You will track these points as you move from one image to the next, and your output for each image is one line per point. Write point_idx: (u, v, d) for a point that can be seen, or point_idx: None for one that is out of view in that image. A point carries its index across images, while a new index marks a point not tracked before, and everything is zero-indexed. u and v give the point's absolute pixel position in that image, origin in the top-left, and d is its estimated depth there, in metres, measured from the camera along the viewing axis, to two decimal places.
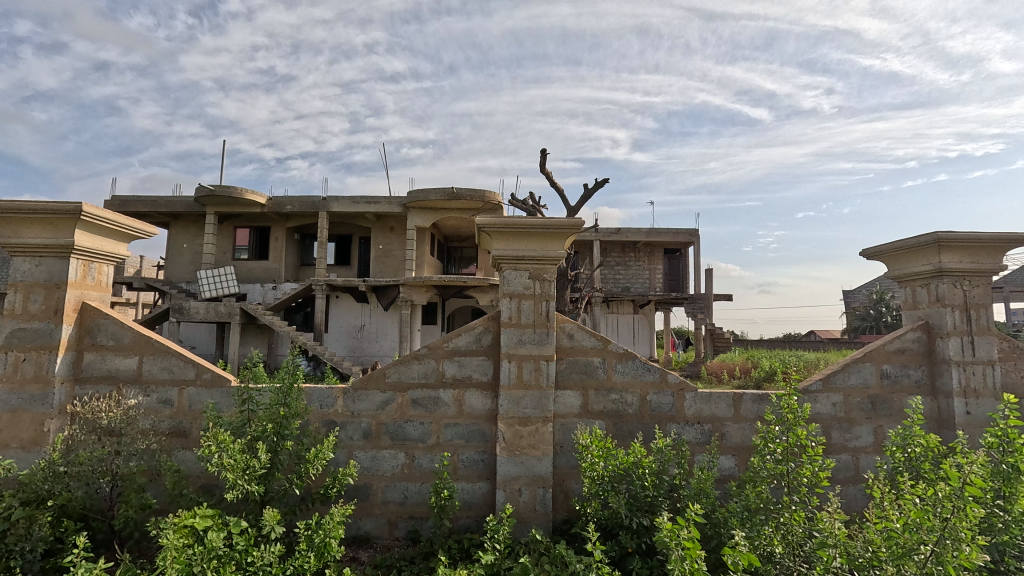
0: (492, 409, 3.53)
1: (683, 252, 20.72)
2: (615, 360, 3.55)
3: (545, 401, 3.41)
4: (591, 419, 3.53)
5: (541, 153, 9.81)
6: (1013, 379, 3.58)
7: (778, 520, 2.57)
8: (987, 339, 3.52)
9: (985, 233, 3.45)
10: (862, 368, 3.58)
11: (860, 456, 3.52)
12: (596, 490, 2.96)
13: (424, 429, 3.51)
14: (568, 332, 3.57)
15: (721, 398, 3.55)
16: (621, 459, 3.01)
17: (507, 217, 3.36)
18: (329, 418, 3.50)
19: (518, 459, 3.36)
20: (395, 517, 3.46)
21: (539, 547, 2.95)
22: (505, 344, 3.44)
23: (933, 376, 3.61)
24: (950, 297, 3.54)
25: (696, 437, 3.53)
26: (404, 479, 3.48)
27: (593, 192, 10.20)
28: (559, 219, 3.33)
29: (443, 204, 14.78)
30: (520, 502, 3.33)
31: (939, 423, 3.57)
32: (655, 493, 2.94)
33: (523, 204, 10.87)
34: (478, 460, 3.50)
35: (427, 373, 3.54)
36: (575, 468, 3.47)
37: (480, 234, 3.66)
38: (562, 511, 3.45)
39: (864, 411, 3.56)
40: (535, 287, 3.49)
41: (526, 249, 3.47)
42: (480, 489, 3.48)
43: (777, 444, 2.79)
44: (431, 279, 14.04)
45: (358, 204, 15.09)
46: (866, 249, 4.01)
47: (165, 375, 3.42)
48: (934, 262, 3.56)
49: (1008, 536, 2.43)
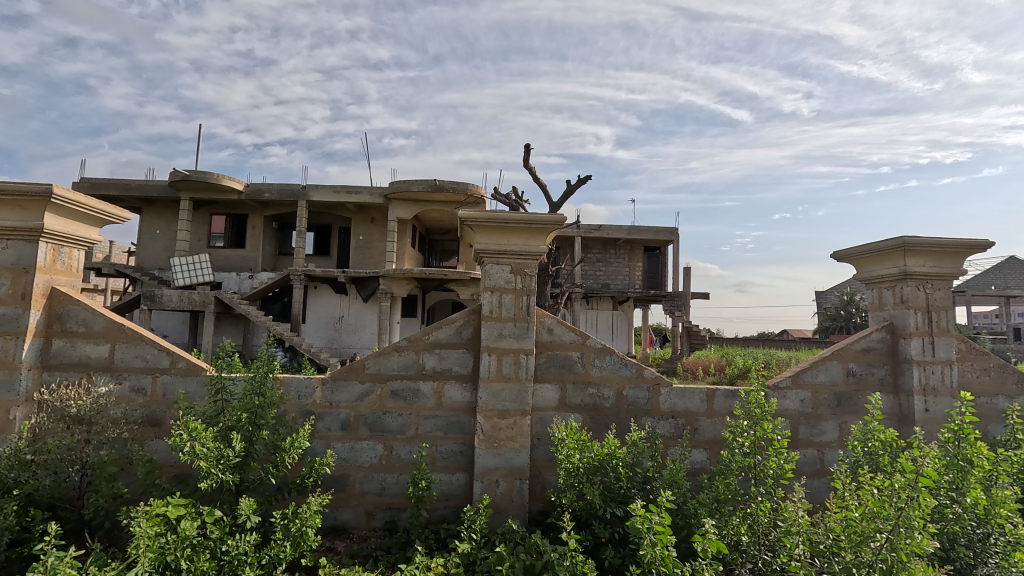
0: (472, 401, 3.57)
1: (663, 250, 20.98)
2: (593, 355, 3.62)
3: (524, 394, 3.45)
4: (568, 412, 3.59)
5: (525, 147, 9.70)
6: (969, 379, 3.76)
7: (745, 511, 2.64)
8: (946, 341, 3.68)
9: (951, 240, 3.61)
10: (829, 366, 3.72)
11: (825, 451, 3.66)
12: (572, 481, 3.01)
13: (403, 420, 3.53)
14: (548, 327, 3.62)
15: (695, 393, 3.65)
16: (595, 451, 3.09)
17: (491, 212, 3.39)
18: (306, 409, 3.49)
19: (496, 451, 3.40)
20: (372, 507, 3.47)
21: (515, 537, 2.98)
22: (486, 338, 3.47)
23: (896, 375, 3.77)
24: (913, 299, 3.70)
25: (670, 431, 3.63)
26: (382, 470, 3.50)
27: (576, 188, 10.20)
28: (542, 215, 3.39)
29: (425, 196, 14.64)
30: (497, 493, 3.37)
31: (900, 419, 3.73)
32: (629, 485, 3.01)
33: (505, 199, 10.86)
34: (457, 452, 3.54)
35: (407, 365, 3.56)
36: (552, 461, 3.54)
37: (462, 228, 3.67)
38: (538, 503, 3.51)
39: (830, 407, 3.70)
40: (517, 282, 3.52)
41: (508, 243, 3.50)
42: (458, 481, 3.52)
43: (745, 438, 2.87)
44: (412, 272, 13.99)
45: (338, 194, 14.84)
46: (837, 251, 4.14)
47: (139, 363, 3.37)
48: (899, 266, 3.71)
49: (958, 525, 2.55)
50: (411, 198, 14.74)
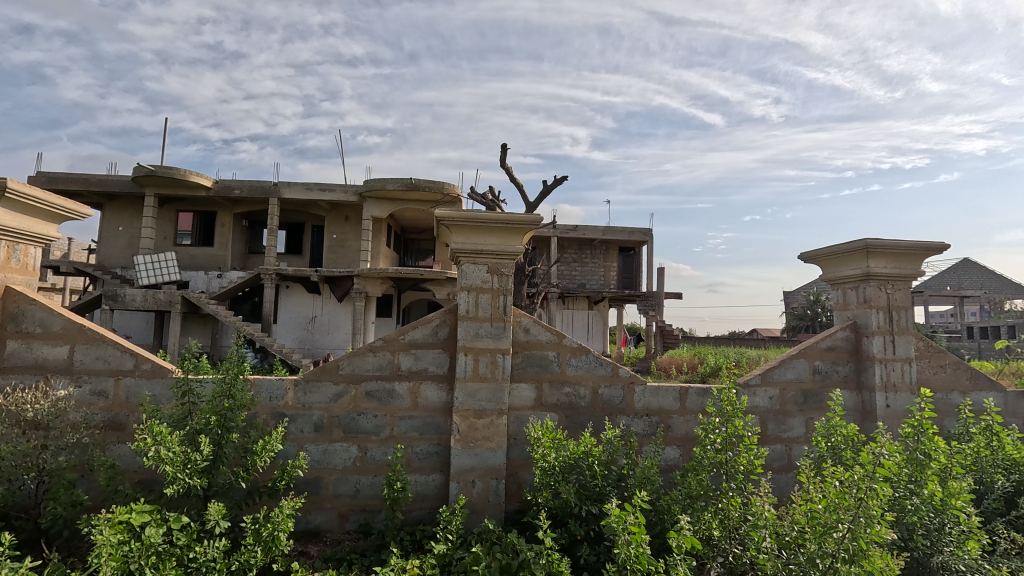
0: (448, 401, 3.55)
1: (638, 251, 21.28)
2: (569, 354, 3.64)
3: (501, 394, 3.46)
4: (544, 411, 3.61)
5: (502, 147, 9.70)
6: (927, 375, 3.92)
7: (716, 506, 2.70)
8: (906, 339, 3.83)
9: (911, 242, 3.77)
10: (796, 364, 3.84)
11: (792, 446, 3.77)
12: (547, 480, 3.03)
13: (377, 421, 3.49)
14: (524, 327, 3.63)
15: (669, 391, 3.71)
16: (571, 449, 3.11)
17: (468, 211, 3.38)
18: (278, 411, 3.42)
19: (472, 451, 3.39)
20: (346, 510, 3.43)
21: (491, 537, 2.98)
22: (462, 338, 3.46)
23: (859, 372, 3.90)
24: (875, 299, 3.84)
25: (644, 429, 3.68)
26: (356, 472, 3.45)
27: (553, 189, 10.24)
28: (519, 215, 3.39)
29: (400, 194, 14.49)
30: (473, 493, 3.37)
31: (862, 415, 3.87)
32: (604, 483, 3.05)
33: (482, 198, 10.84)
34: (433, 453, 3.52)
35: (382, 365, 3.52)
36: (528, 460, 3.55)
37: (439, 227, 3.65)
38: (514, 502, 3.52)
39: (797, 404, 3.82)
40: (493, 281, 3.52)
41: (485, 243, 3.50)
42: (434, 481, 3.50)
43: (716, 435, 2.93)
44: (387, 271, 13.83)
45: (311, 192, 14.57)
46: (804, 253, 4.27)
47: (100, 366, 3.24)
48: (862, 267, 3.85)
49: (917, 516, 2.67)
50: (386, 197, 14.57)
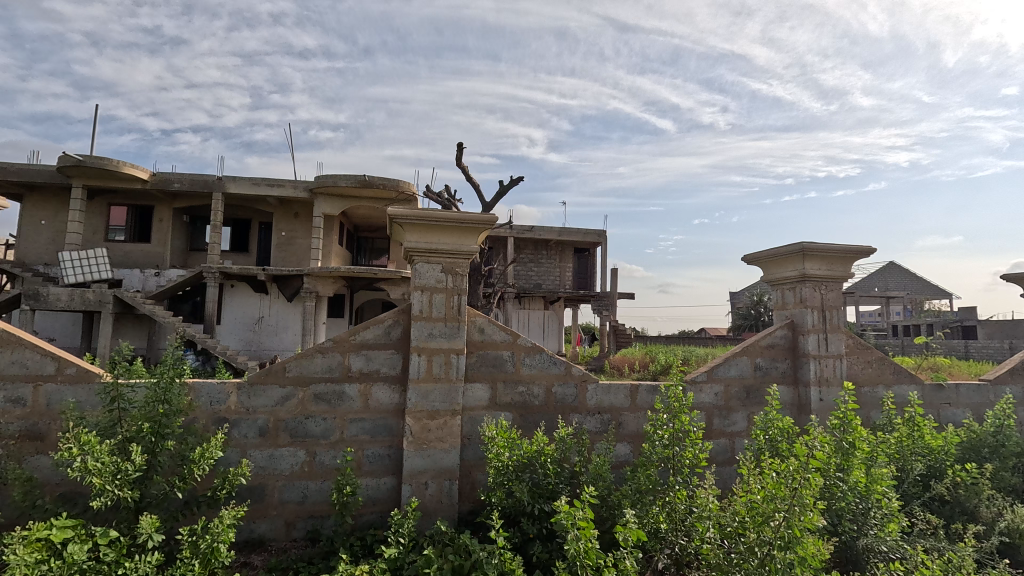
0: (400, 403, 3.49)
1: (592, 252, 21.66)
2: (524, 354, 3.66)
3: (454, 394, 3.43)
4: (498, 411, 3.61)
5: (458, 146, 9.62)
6: (857, 371, 4.19)
7: (664, 499, 2.79)
8: (838, 336, 4.09)
9: (843, 246, 4.01)
10: (739, 361, 4.02)
11: (735, 440, 3.95)
12: (501, 479, 3.03)
13: (326, 425, 3.39)
14: (479, 326, 3.62)
15: (620, 389, 3.80)
16: (524, 449, 3.13)
17: (422, 209, 3.34)
18: (219, 416, 3.26)
19: (425, 452, 3.35)
20: (293, 517, 3.31)
21: (443, 538, 2.95)
22: (415, 338, 3.42)
23: (796, 368, 4.13)
24: (810, 299, 4.08)
25: (596, 426, 3.75)
26: (303, 477, 3.33)
27: (509, 189, 10.26)
28: (474, 214, 3.38)
29: (353, 191, 14.12)
30: (426, 495, 3.32)
31: (798, 408, 4.10)
32: (556, 481, 3.08)
33: (438, 197, 10.72)
34: (384, 456, 3.45)
35: (331, 367, 3.42)
36: (482, 460, 3.54)
37: (392, 225, 3.59)
38: (467, 503, 3.50)
39: (740, 399, 4.00)
40: (448, 280, 3.49)
41: (439, 241, 3.46)
42: (385, 484, 3.43)
43: (664, 430, 3.02)
44: (339, 270, 13.45)
45: (259, 187, 13.98)
46: (747, 255, 4.48)
47: (17, 370, 2.98)
48: (799, 268, 4.08)
49: (845, 502, 2.86)
50: (338, 194, 14.17)
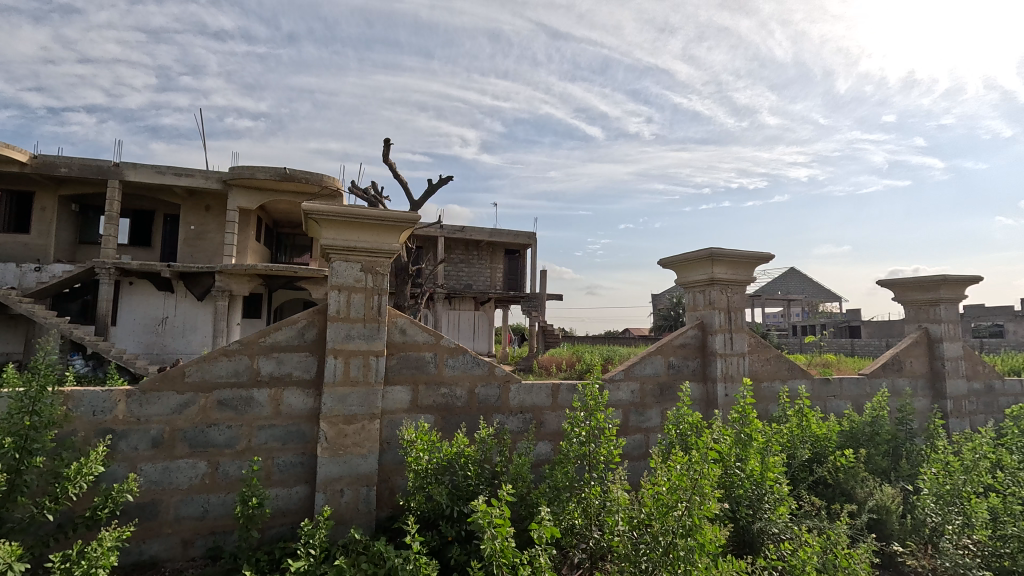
0: (314, 408, 3.33)
1: (523, 253, 21.92)
2: (446, 355, 3.63)
3: (373, 398, 3.33)
4: (419, 414, 3.54)
5: (385, 142, 9.35)
6: (757, 367, 4.54)
7: (580, 495, 2.86)
8: (741, 336, 4.41)
9: (748, 252, 4.32)
10: (654, 360, 4.23)
11: (650, 435, 4.14)
12: (419, 483, 2.97)
13: (231, 433, 3.16)
14: (400, 327, 3.54)
15: (541, 388, 3.87)
16: (444, 451, 3.09)
17: (340, 205, 3.21)
18: (104, 427, 2.94)
19: (341, 459, 3.22)
20: (191, 534, 3.05)
21: (358, 547, 2.85)
22: (332, 339, 3.28)
23: (705, 365, 4.40)
24: (718, 301, 4.37)
25: (517, 426, 3.79)
26: (204, 491, 3.09)
27: (438, 188, 10.13)
28: (396, 212, 3.29)
29: (272, 185, 13.34)
30: (341, 503, 3.19)
31: (706, 404, 4.37)
32: (477, 482, 3.07)
33: (363, 193, 10.38)
34: (296, 464, 3.27)
35: (238, 371, 3.19)
36: (401, 464, 3.46)
37: (307, 221, 3.42)
38: (386, 508, 3.41)
39: (654, 396, 4.20)
40: (367, 280, 3.38)
41: (359, 240, 3.34)
42: (297, 494, 3.26)
43: (581, 428, 3.11)
44: (256, 268, 12.65)
45: (163, 175, 12.83)
46: (663, 258, 4.72)
47: None
48: (708, 272, 4.36)
49: (742, 489, 3.10)
50: (255, 186, 13.32)
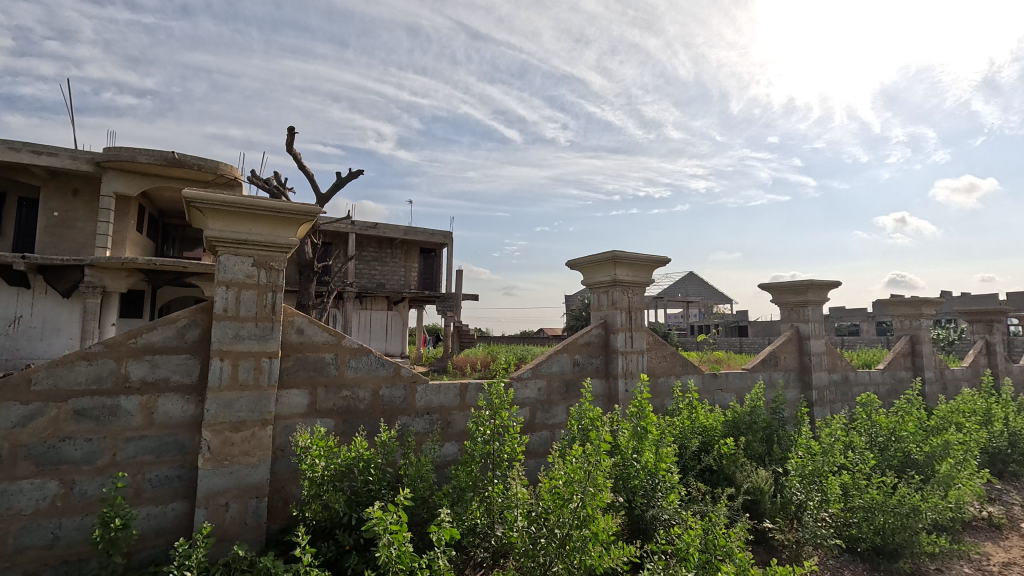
0: (196, 415, 3.03)
1: (438, 252, 21.65)
2: (348, 356, 3.47)
3: (264, 403, 3.09)
4: (317, 419, 3.35)
5: (289, 130, 8.75)
6: (654, 364, 4.84)
7: (483, 494, 2.86)
8: (640, 334, 4.67)
9: (647, 256, 4.58)
10: (560, 358, 4.34)
11: (555, 431, 4.26)
12: (314, 491, 2.81)
13: (92, 447, 2.79)
14: (297, 327, 3.32)
15: (449, 388, 3.83)
16: (343, 456, 2.95)
17: (227, 194, 2.95)
18: None
19: (226, 470, 2.95)
20: (36, 566, 2.64)
21: (242, 564, 2.63)
22: (217, 340, 2.99)
23: (608, 363, 4.61)
24: (620, 301, 4.59)
25: (424, 427, 3.71)
26: (54, 515, 2.69)
27: (348, 182, 9.69)
28: (293, 203, 3.08)
29: (157, 170, 12.01)
30: (225, 518, 2.93)
31: (608, 399, 4.57)
32: (378, 486, 2.97)
33: (264, 183, 9.67)
34: (173, 478, 2.96)
35: (101, 377, 2.82)
36: (296, 473, 3.25)
37: (190, 210, 3.11)
38: (278, 521, 3.18)
39: (560, 393, 4.32)
40: (260, 276, 3.13)
41: (250, 232, 3.09)
42: (173, 511, 2.95)
43: (485, 427, 3.11)
44: (136, 262, 11.32)
45: (17, 153, 11.08)
46: (571, 260, 4.87)
47: None
48: (611, 274, 4.57)
49: (638, 479, 3.27)
50: (136, 171, 11.93)
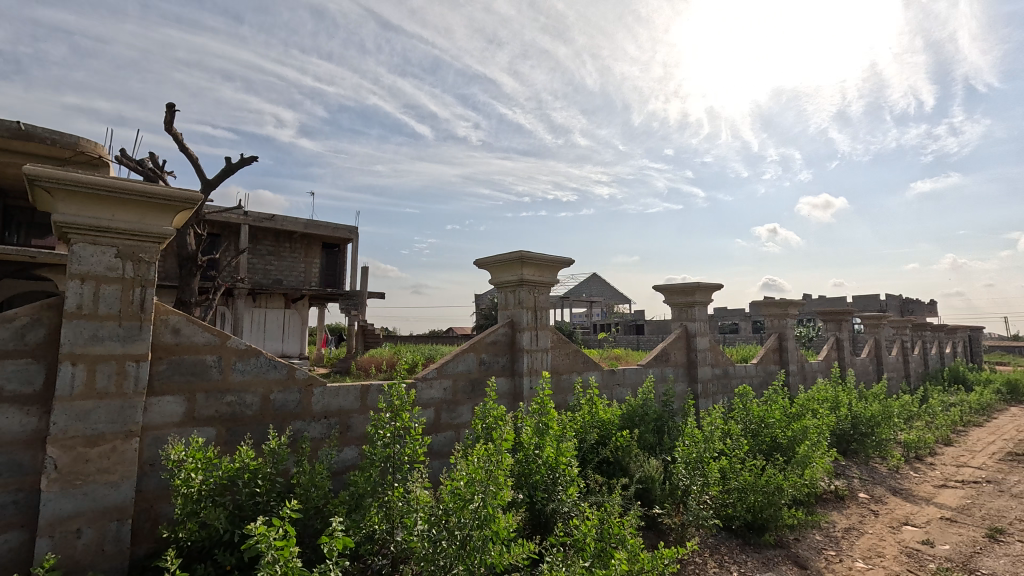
0: (38, 429, 2.60)
1: (342, 248, 20.66)
2: (233, 358, 3.17)
3: (129, 412, 2.72)
4: (195, 428, 3.03)
5: (167, 105, 7.82)
6: (558, 361, 4.98)
7: (382, 499, 2.75)
8: (546, 333, 4.78)
9: (552, 257, 4.71)
10: (466, 357, 4.32)
11: (460, 431, 4.23)
12: (189, 509, 2.52)
13: None
14: (172, 326, 2.98)
15: (348, 391, 3.64)
16: (223, 467, 2.68)
17: (82, 173, 2.55)
18: None
19: (78, 491, 2.56)
20: None
21: None
22: (68, 342, 2.59)
23: (513, 361, 4.66)
24: (527, 301, 4.67)
25: (320, 432, 3.50)
26: None
27: (239, 168, 8.89)
28: (167, 188, 2.75)
29: None
30: (76, 547, 2.54)
31: (512, 397, 4.64)
32: (266, 498, 2.74)
33: (137, 164, 8.58)
34: (6, 504, 2.51)
35: None
36: (168, 489, 2.92)
37: (32, 191, 2.65)
38: (145, 544, 2.83)
39: (466, 393, 4.30)
40: (125, 268, 2.76)
41: (111, 218, 2.71)
42: (6, 543, 2.50)
43: (385, 429, 2.99)
44: None
45: None
46: (479, 259, 4.86)
47: None
48: (518, 274, 4.63)
49: (539, 475, 3.34)
50: None
